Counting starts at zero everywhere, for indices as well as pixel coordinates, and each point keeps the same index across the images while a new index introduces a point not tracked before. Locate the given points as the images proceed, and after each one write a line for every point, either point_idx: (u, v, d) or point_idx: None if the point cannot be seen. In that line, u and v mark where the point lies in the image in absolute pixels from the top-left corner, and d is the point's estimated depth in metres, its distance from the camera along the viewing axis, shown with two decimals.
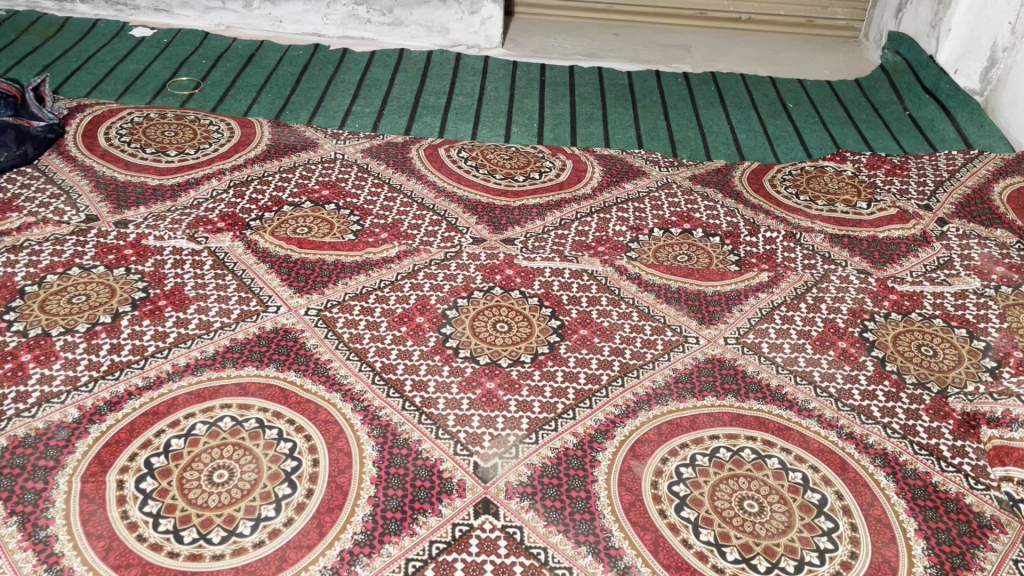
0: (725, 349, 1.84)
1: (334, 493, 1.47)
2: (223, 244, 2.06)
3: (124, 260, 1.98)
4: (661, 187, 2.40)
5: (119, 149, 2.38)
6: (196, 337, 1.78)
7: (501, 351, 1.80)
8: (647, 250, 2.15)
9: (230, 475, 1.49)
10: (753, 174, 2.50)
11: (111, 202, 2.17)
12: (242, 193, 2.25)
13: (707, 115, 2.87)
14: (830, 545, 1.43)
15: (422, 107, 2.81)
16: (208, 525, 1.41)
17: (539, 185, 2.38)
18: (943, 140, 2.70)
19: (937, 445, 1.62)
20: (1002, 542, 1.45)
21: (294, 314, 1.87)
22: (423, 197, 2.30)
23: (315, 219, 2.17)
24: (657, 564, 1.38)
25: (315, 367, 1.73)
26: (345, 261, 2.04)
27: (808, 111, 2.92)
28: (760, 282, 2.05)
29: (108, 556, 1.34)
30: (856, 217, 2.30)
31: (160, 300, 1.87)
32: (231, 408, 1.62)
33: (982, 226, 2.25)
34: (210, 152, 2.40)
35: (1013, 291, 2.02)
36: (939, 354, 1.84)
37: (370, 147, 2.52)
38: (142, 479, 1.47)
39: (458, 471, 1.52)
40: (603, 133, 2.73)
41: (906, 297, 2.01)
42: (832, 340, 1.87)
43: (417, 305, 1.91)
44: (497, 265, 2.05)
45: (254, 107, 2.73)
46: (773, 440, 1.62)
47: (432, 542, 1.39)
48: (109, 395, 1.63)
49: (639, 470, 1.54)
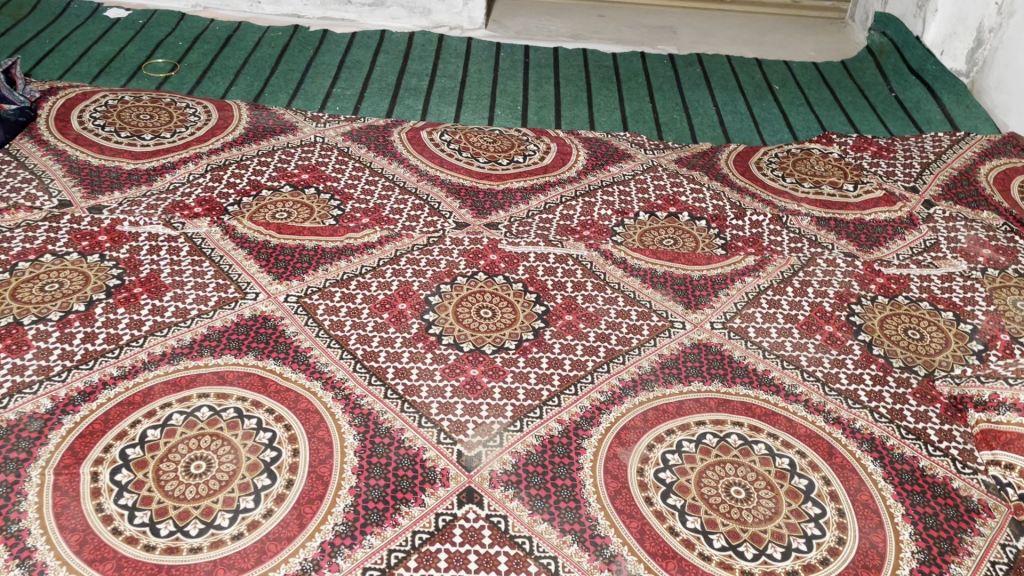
0: (711, 334, 1.82)
1: (315, 483, 1.44)
2: (201, 230, 2.02)
3: (98, 247, 1.93)
4: (647, 170, 2.37)
5: (93, 132, 2.32)
6: (172, 325, 1.74)
7: (485, 337, 1.77)
8: (633, 234, 2.12)
9: (207, 465, 1.46)
10: (739, 157, 2.47)
11: (84, 187, 2.12)
12: (220, 177, 2.20)
13: (692, 97, 2.84)
14: (818, 531, 1.41)
15: (404, 90, 2.76)
16: (185, 518, 1.37)
17: (523, 168, 2.34)
18: (929, 122, 2.69)
19: (924, 429, 1.61)
20: (989, 526, 1.44)
21: (273, 301, 1.83)
22: (405, 180, 2.26)
23: (294, 204, 2.12)
24: (643, 553, 1.36)
25: (295, 355, 1.70)
26: (325, 247, 2.00)
27: (794, 93, 2.90)
28: (747, 265, 2.03)
29: (81, 550, 1.31)
30: (843, 200, 2.28)
31: (135, 287, 1.83)
32: (209, 398, 1.58)
33: (968, 208, 2.24)
34: (187, 135, 2.35)
35: (999, 274, 2.01)
36: (926, 337, 1.82)
37: (351, 130, 2.47)
38: (117, 471, 1.44)
39: (441, 460, 1.50)
40: (588, 115, 2.69)
41: (892, 281, 1.99)
42: (819, 324, 1.86)
43: (400, 292, 1.88)
44: (481, 250, 2.02)
45: (232, 90, 2.68)
46: (760, 425, 1.60)
47: (415, 533, 1.37)
48: (83, 385, 1.59)
49: (625, 457, 1.52)
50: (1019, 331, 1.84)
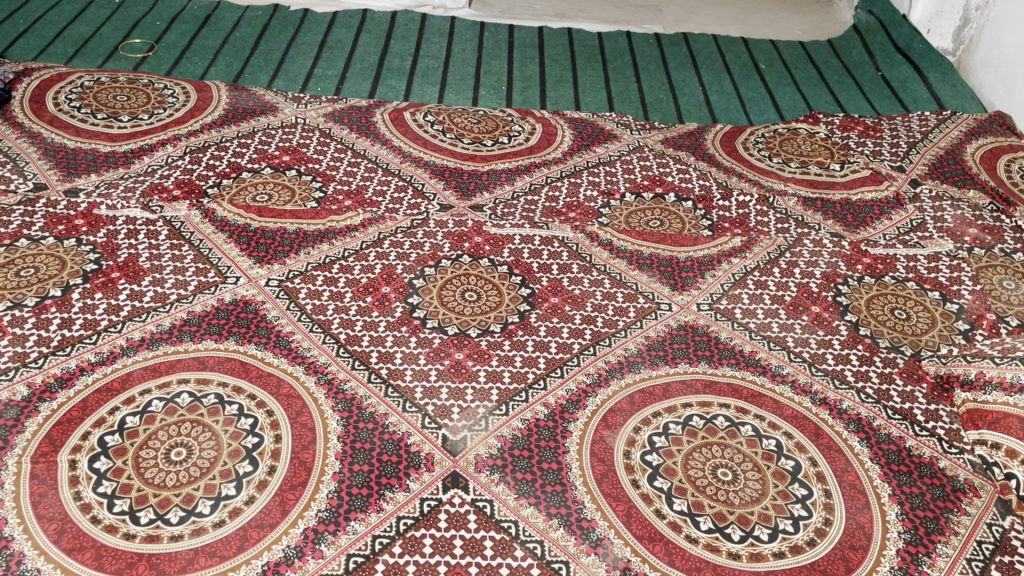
0: (698, 316, 1.80)
1: (298, 469, 1.42)
2: (180, 213, 1.99)
3: (75, 231, 1.89)
4: (633, 151, 2.35)
5: (69, 114, 2.27)
6: (151, 310, 1.71)
7: (470, 320, 1.75)
8: (619, 215, 2.10)
9: (188, 452, 1.43)
10: (725, 137, 2.45)
11: (60, 169, 2.08)
12: (199, 159, 2.16)
13: (678, 76, 2.82)
14: (805, 512, 1.41)
15: (387, 70, 2.72)
16: (165, 505, 1.35)
17: (508, 149, 2.31)
18: (916, 101, 2.68)
19: (911, 409, 1.61)
20: (976, 505, 1.44)
21: (254, 285, 1.80)
22: (388, 162, 2.23)
23: (275, 186, 2.09)
24: (630, 536, 1.35)
25: (276, 340, 1.67)
26: (307, 230, 1.97)
27: (780, 71, 2.88)
28: (733, 246, 2.02)
29: (59, 539, 1.28)
30: (830, 179, 2.27)
31: (113, 272, 1.79)
32: (189, 383, 1.56)
33: (954, 187, 2.23)
34: (165, 117, 2.30)
35: (985, 253, 2.00)
36: (913, 317, 1.82)
37: (333, 111, 2.43)
38: (95, 458, 1.41)
39: (426, 444, 1.48)
40: (573, 95, 2.67)
41: (879, 261, 1.98)
42: (805, 305, 1.85)
43: (383, 275, 1.85)
44: (465, 232, 1.99)
45: (211, 71, 2.63)
46: (747, 406, 1.59)
47: (399, 518, 1.35)
48: (60, 371, 1.56)
49: (611, 440, 1.51)
50: (1005, 311, 1.83)
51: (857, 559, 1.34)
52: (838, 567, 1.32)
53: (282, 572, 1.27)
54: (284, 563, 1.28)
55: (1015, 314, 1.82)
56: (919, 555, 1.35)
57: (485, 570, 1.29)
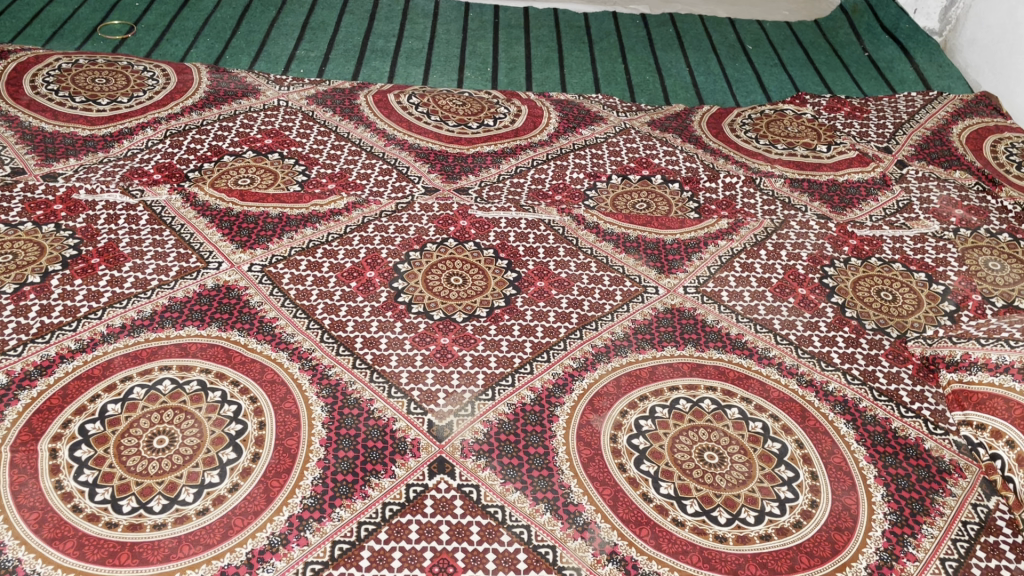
0: (685, 299, 1.80)
1: (282, 456, 1.41)
2: (160, 197, 1.96)
3: (53, 216, 1.86)
4: (619, 133, 2.33)
5: (46, 97, 2.23)
6: (132, 297, 1.69)
7: (456, 305, 1.74)
8: (605, 197, 2.09)
9: (170, 440, 1.42)
10: (712, 119, 2.44)
11: (38, 154, 2.04)
12: (180, 142, 2.13)
13: (665, 57, 2.80)
14: (790, 494, 1.41)
15: (370, 52, 2.69)
16: (148, 493, 1.34)
17: (493, 132, 2.29)
18: (903, 82, 2.68)
19: (897, 390, 1.61)
20: (961, 486, 1.44)
21: (237, 270, 1.78)
22: (372, 145, 2.21)
23: (257, 170, 2.06)
24: (616, 519, 1.35)
25: (259, 326, 1.65)
26: (290, 214, 1.94)
27: (767, 52, 2.87)
28: (720, 229, 2.01)
29: (40, 528, 1.27)
30: (816, 161, 2.26)
31: (93, 258, 1.77)
32: (171, 370, 1.54)
33: (941, 168, 2.23)
34: (145, 100, 2.27)
35: (971, 234, 2.00)
36: (899, 299, 1.82)
37: (316, 93, 2.40)
38: (76, 447, 1.40)
39: (412, 430, 1.47)
40: (559, 77, 2.65)
41: (865, 243, 1.98)
42: (792, 287, 1.84)
43: (368, 260, 1.83)
44: (450, 216, 1.97)
45: (191, 53, 2.59)
46: (733, 389, 1.59)
47: (385, 505, 1.35)
48: (39, 359, 1.53)
49: (598, 424, 1.50)
50: (991, 292, 1.83)
51: (843, 541, 1.34)
52: (824, 549, 1.32)
53: (267, 560, 1.25)
54: (269, 550, 1.27)
55: (1000, 295, 1.82)
56: (905, 536, 1.35)
57: (472, 555, 1.28)
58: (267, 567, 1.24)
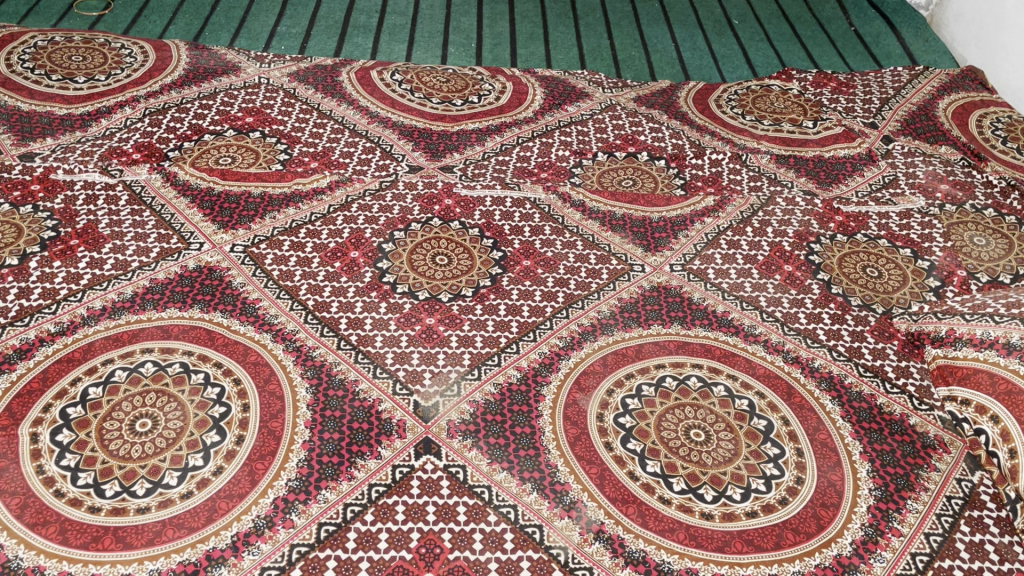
0: (671, 277, 1.79)
1: (267, 439, 1.40)
2: (140, 177, 1.93)
3: (31, 197, 1.83)
4: (605, 110, 2.31)
5: (22, 75, 2.18)
6: (113, 279, 1.66)
7: (442, 285, 1.72)
8: (591, 175, 2.08)
9: (153, 423, 1.40)
10: (699, 95, 2.42)
11: (14, 133, 2.01)
12: (159, 121, 2.10)
13: (651, 32, 2.78)
14: (777, 471, 1.41)
15: (352, 28, 2.66)
16: (131, 477, 1.33)
17: (478, 109, 2.27)
18: (889, 56, 2.67)
19: (882, 366, 1.62)
20: (945, 462, 1.45)
21: (218, 251, 1.76)
22: (355, 123, 2.18)
23: (238, 149, 2.03)
24: (603, 498, 1.35)
25: (243, 307, 1.64)
26: (272, 193, 1.92)
27: (753, 26, 2.85)
28: (706, 206, 2.01)
29: (22, 514, 1.25)
30: (802, 137, 2.25)
31: (72, 239, 1.74)
32: (153, 353, 1.52)
33: (926, 143, 2.22)
34: (123, 78, 2.23)
35: (957, 209, 2.00)
36: (884, 275, 1.82)
37: (298, 70, 2.36)
38: (57, 431, 1.38)
39: (398, 411, 1.46)
40: (545, 53, 2.63)
41: (851, 218, 1.98)
42: (778, 265, 1.84)
43: (351, 240, 1.81)
44: (435, 194, 1.95)
45: (170, 30, 2.55)
46: (719, 366, 1.59)
47: (371, 486, 1.34)
48: (18, 342, 1.51)
49: (584, 403, 1.50)
50: (976, 267, 1.83)
51: (829, 517, 1.34)
52: (810, 525, 1.33)
53: (252, 543, 1.25)
54: (254, 533, 1.26)
55: (985, 271, 1.82)
56: (890, 511, 1.36)
57: (459, 536, 1.28)
58: (252, 551, 1.24)
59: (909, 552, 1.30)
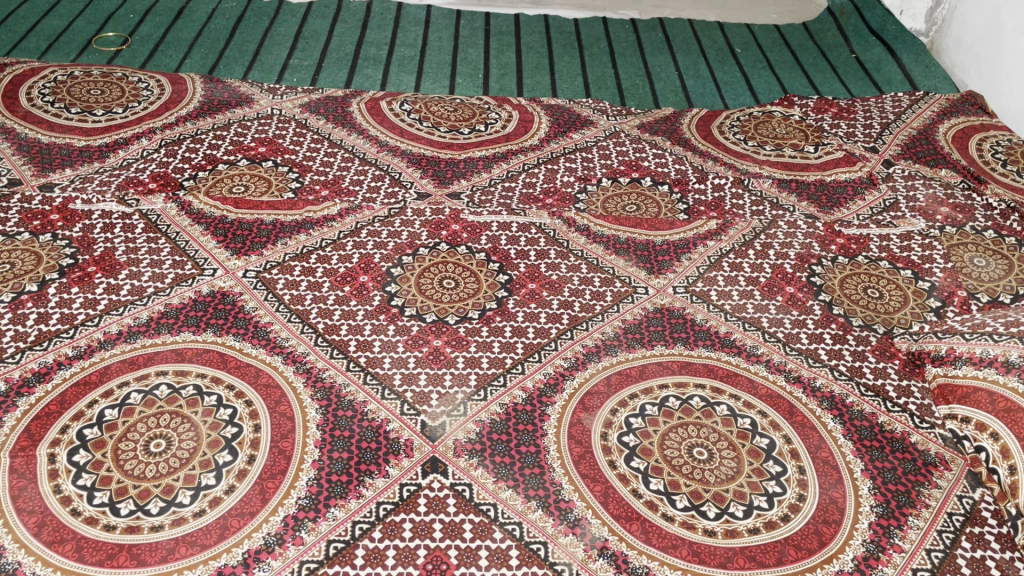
0: (674, 299, 1.82)
1: (277, 458, 1.43)
2: (156, 206, 1.98)
3: (50, 226, 1.88)
4: (609, 137, 2.36)
5: (43, 109, 2.25)
6: (129, 304, 1.71)
7: (449, 307, 1.76)
8: (596, 200, 2.12)
9: (167, 444, 1.44)
10: (702, 121, 2.47)
11: (34, 165, 2.07)
12: (174, 152, 2.16)
13: (655, 62, 2.84)
14: (779, 488, 1.43)
15: (363, 60, 2.72)
16: (145, 496, 1.36)
17: (484, 137, 2.32)
18: (889, 82, 2.72)
19: (884, 385, 1.63)
20: (946, 479, 1.46)
21: (231, 277, 1.80)
22: (365, 151, 2.23)
23: (252, 177, 2.09)
24: (607, 516, 1.37)
25: (254, 331, 1.68)
26: (284, 221, 1.97)
27: (755, 55, 2.90)
28: (708, 229, 2.04)
29: (40, 532, 1.29)
30: (803, 161, 2.29)
31: (89, 266, 1.79)
32: (167, 375, 1.56)
33: (927, 166, 2.25)
34: (139, 110, 2.29)
35: (956, 231, 2.02)
36: (885, 296, 1.84)
37: (309, 101, 2.43)
38: (74, 451, 1.41)
39: (405, 431, 1.49)
40: (550, 82, 2.69)
41: (852, 241, 2.01)
42: (780, 286, 1.87)
43: (361, 264, 1.86)
44: (443, 220, 2.00)
45: (186, 63, 2.63)
46: (723, 387, 1.61)
47: (379, 504, 1.37)
48: (37, 366, 1.56)
49: (589, 422, 1.53)
50: (977, 288, 1.84)
51: (830, 534, 1.36)
52: (812, 541, 1.35)
53: (263, 559, 1.27)
54: (265, 550, 1.29)
55: (985, 291, 1.83)
56: (891, 528, 1.37)
57: (465, 552, 1.30)
58: (263, 567, 1.26)
59: (910, 568, 1.31)
